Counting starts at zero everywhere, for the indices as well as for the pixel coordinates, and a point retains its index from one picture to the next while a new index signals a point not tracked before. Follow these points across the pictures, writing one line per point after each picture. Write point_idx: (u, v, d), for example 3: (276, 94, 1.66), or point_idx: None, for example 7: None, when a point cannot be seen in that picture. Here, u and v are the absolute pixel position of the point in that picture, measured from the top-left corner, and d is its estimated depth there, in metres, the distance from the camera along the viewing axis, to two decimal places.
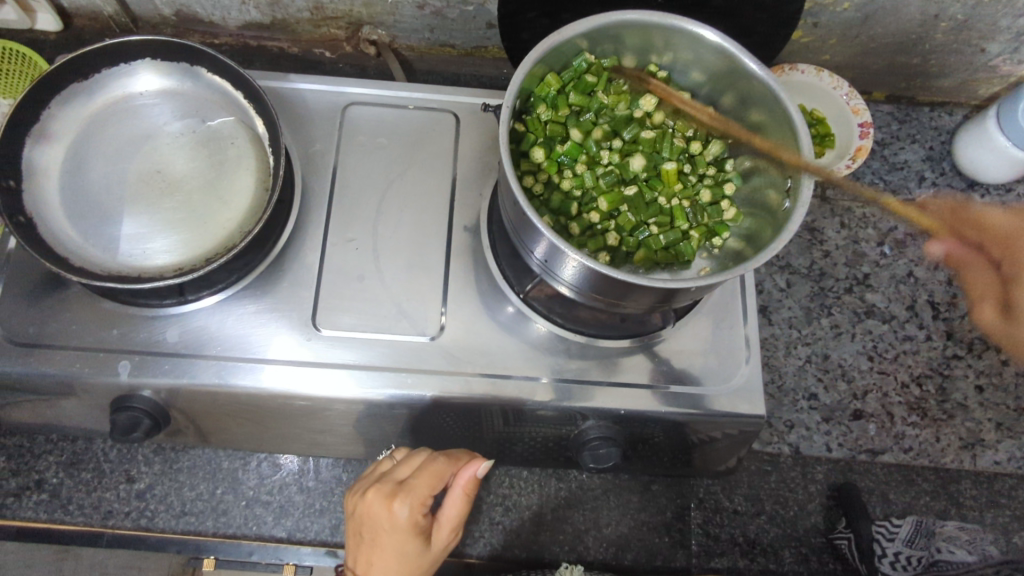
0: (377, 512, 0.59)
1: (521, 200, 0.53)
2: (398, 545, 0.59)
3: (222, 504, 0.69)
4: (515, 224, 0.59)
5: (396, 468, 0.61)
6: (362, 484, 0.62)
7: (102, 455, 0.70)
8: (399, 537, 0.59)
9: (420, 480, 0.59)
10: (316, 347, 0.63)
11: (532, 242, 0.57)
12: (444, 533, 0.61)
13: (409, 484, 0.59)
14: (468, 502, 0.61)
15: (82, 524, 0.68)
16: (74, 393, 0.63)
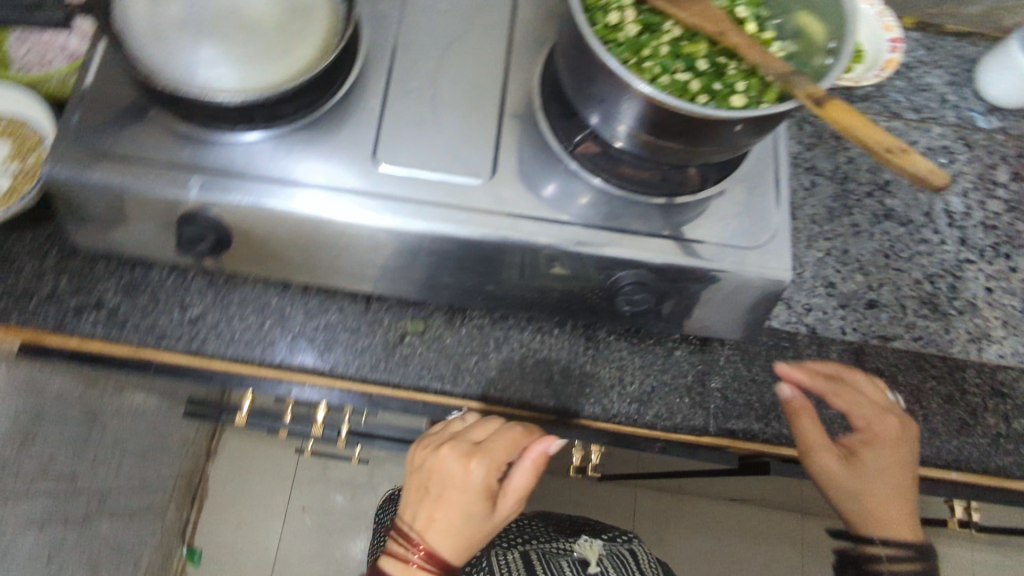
0: (455, 468, 0.67)
1: (586, 32, 0.58)
2: (467, 505, 0.66)
3: (271, 336, 0.73)
4: (576, 70, 0.64)
5: (468, 428, 0.70)
6: (435, 440, 0.71)
7: (159, 284, 0.74)
8: (470, 496, 0.66)
9: (497, 442, 0.68)
10: (374, 179, 0.66)
11: (593, 82, 0.62)
12: (507, 503, 0.69)
13: (485, 445, 0.68)
14: (534, 475, 0.69)
15: (139, 345, 0.72)
16: (146, 209, 0.67)
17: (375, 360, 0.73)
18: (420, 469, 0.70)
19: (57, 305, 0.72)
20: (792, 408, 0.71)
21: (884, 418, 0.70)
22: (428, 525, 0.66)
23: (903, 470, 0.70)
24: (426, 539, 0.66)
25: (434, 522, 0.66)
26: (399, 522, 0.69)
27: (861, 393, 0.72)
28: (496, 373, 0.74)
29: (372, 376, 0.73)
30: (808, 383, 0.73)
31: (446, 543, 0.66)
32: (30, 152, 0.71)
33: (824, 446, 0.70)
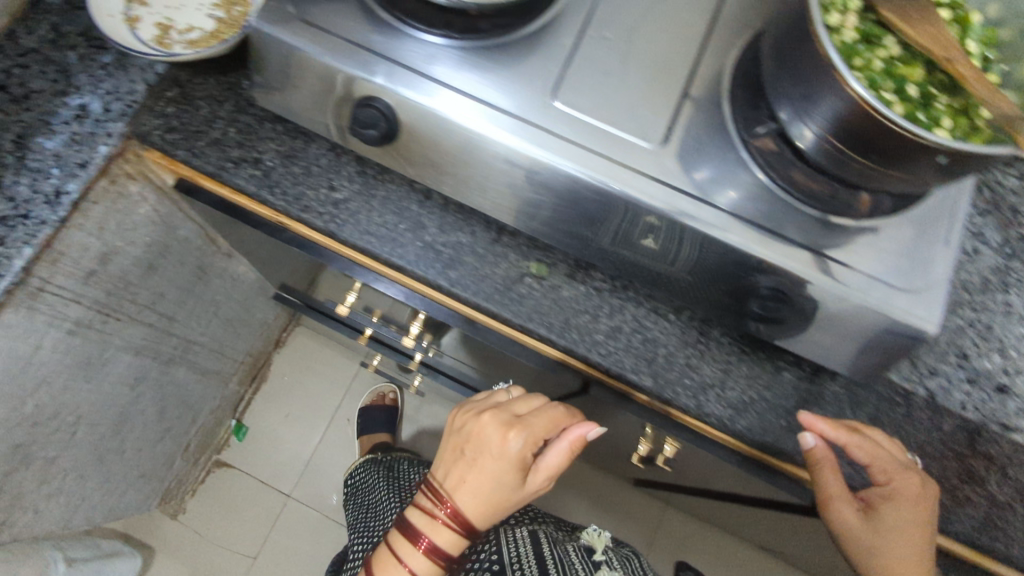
0: (493, 436, 0.68)
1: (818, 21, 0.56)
2: (500, 471, 0.68)
3: (401, 239, 0.74)
4: (786, 61, 0.62)
5: (509, 403, 0.72)
6: (477, 409, 0.73)
7: (314, 160, 0.76)
8: (504, 463, 0.67)
9: (538, 420, 0.70)
10: (550, 114, 0.66)
11: (803, 77, 0.60)
12: (540, 478, 0.70)
13: (527, 420, 0.69)
14: (568, 455, 0.71)
15: (282, 210, 0.75)
16: (326, 82, 0.68)
17: (491, 291, 0.74)
18: (457, 432, 0.72)
19: (219, 150, 0.75)
20: (808, 454, 0.68)
21: (906, 477, 0.67)
22: (459, 484, 0.69)
23: (920, 534, 0.67)
24: (453, 498, 0.69)
25: (465, 483, 0.69)
26: (436, 474, 0.73)
27: (881, 446, 0.68)
28: (603, 339, 0.74)
29: (484, 306, 0.73)
30: (830, 434, 0.68)
31: (468, 503, 0.69)
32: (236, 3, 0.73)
33: (841, 499, 0.68)
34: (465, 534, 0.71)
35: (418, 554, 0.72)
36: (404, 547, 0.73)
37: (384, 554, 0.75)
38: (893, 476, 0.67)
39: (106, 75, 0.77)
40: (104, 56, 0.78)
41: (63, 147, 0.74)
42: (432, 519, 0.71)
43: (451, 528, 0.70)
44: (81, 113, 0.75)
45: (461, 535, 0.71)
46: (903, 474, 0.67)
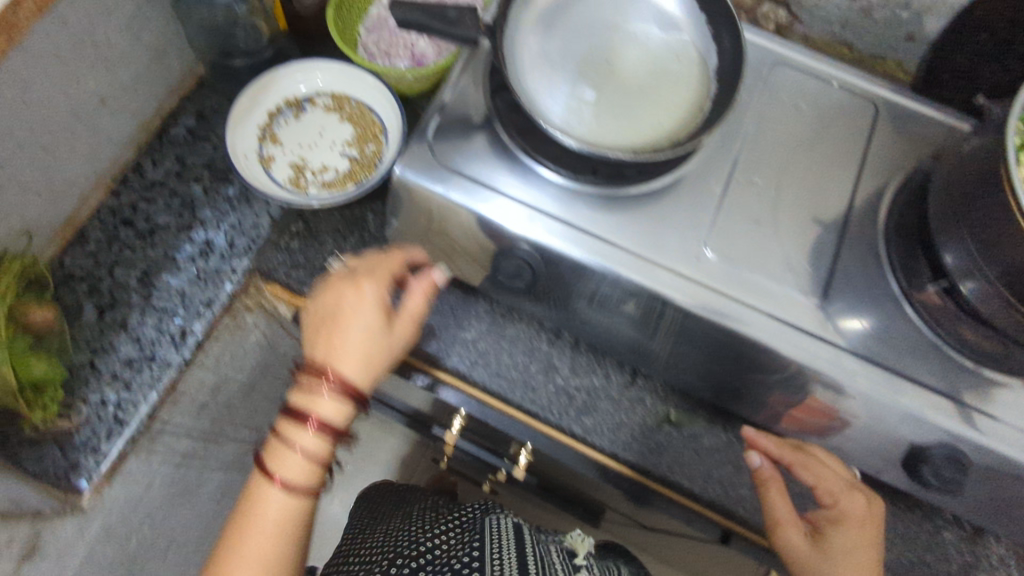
0: (348, 295, 0.63)
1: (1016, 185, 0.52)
2: (365, 318, 0.62)
3: (536, 383, 0.73)
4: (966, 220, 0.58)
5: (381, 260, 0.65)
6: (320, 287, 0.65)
7: (445, 297, 0.75)
8: (367, 308, 0.62)
9: (376, 267, 0.65)
10: (704, 267, 0.64)
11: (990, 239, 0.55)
12: (407, 325, 0.65)
13: (369, 268, 0.65)
14: (426, 301, 0.65)
15: (409, 348, 0.74)
16: (468, 230, 0.66)
17: (629, 439, 0.72)
18: (313, 310, 0.64)
19: None
20: (759, 475, 0.66)
21: (853, 496, 0.65)
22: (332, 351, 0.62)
23: (871, 560, 0.63)
24: (331, 365, 0.62)
25: (335, 344, 0.62)
26: (313, 363, 0.63)
27: (826, 466, 0.66)
28: (746, 492, 0.71)
29: (622, 455, 0.71)
30: (774, 451, 0.66)
31: (357, 370, 0.62)
32: (370, 141, 0.73)
33: (794, 525, 0.64)
34: (343, 424, 0.63)
35: (313, 424, 0.60)
36: (290, 425, 0.61)
37: (271, 452, 0.61)
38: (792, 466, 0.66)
39: (231, 208, 0.76)
40: (228, 187, 0.77)
41: (189, 285, 0.73)
42: (316, 385, 0.61)
43: (333, 397, 0.61)
44: (207, 249, 0.74)
45: (353, 408, 0.63)
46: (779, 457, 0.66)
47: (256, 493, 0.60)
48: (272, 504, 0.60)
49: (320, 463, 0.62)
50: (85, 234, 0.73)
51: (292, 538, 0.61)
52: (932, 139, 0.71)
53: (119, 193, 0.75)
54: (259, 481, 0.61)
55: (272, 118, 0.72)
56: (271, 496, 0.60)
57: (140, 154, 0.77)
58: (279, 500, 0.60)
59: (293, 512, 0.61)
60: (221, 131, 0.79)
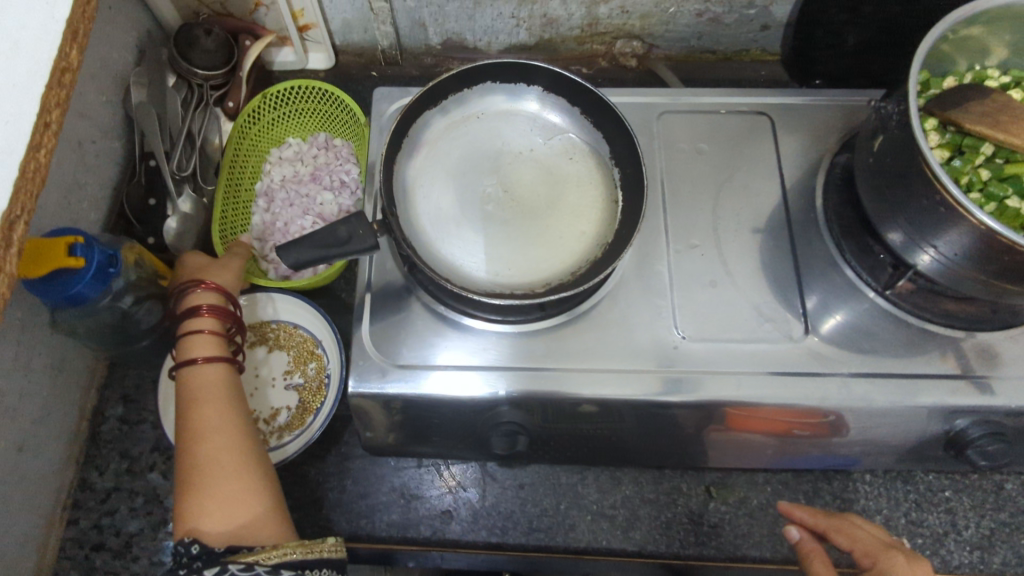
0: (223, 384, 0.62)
1: (941, 176, 0.51)
2: (220, 394, 0.62)
3: (569, 519, 0.69)
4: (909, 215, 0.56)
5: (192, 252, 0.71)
6: (202, 378, 0.62)
7: (444, 475, 0.71)
8: (224, 388, 0.62)
9: (214, 339, 0.64)
10: (686, 353, 0.61)
11: (935, 228, 0.54)
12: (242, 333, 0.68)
13: (207, 345, 0.63)
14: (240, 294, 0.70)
15: (432, 542, 0.69)
16: (444, 413, 0.63)
17: (683, 535, 0.69)
18: (203, 405, 0.60)
19: (347, 511, 0.70)
20: (800, 547, 0.61)
21: (894, 555, 0.58)
22: (220, 440, 0.59)
23: None
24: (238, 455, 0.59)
25: (226, 430, 0.59)
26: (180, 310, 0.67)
27: (866, 532, 0.62)
28: None
29: (684, 553, 0.68)
30: (811, 524, 0.64)
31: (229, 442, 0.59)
32: (308, 360, 0.70)
33: None
34: (226, 320, 0.66)
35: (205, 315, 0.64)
36: (200, 446, 0.58)
37: (184, 410, 0.60)
38: (831, 530, 0.62)
39: None
40: None
41: None
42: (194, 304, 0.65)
43: (211, 293, 0.66)
44: None
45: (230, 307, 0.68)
46: (819, 525, 0.63)
47: (188, 424, 0.59)
48: (204, 381, 0.62)
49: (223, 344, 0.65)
50: None
51: (251, 454, 0.59)
52: (837, 125, 0.71)
53: (77, 519, 0.70)
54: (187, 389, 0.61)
55: None
56: (201, 376, 0.62)
57: (81, 467, 0.72)
58: (210, 429, 0.59)
59: (241, 464, 0.58)
60: (152, 405, 0.74)
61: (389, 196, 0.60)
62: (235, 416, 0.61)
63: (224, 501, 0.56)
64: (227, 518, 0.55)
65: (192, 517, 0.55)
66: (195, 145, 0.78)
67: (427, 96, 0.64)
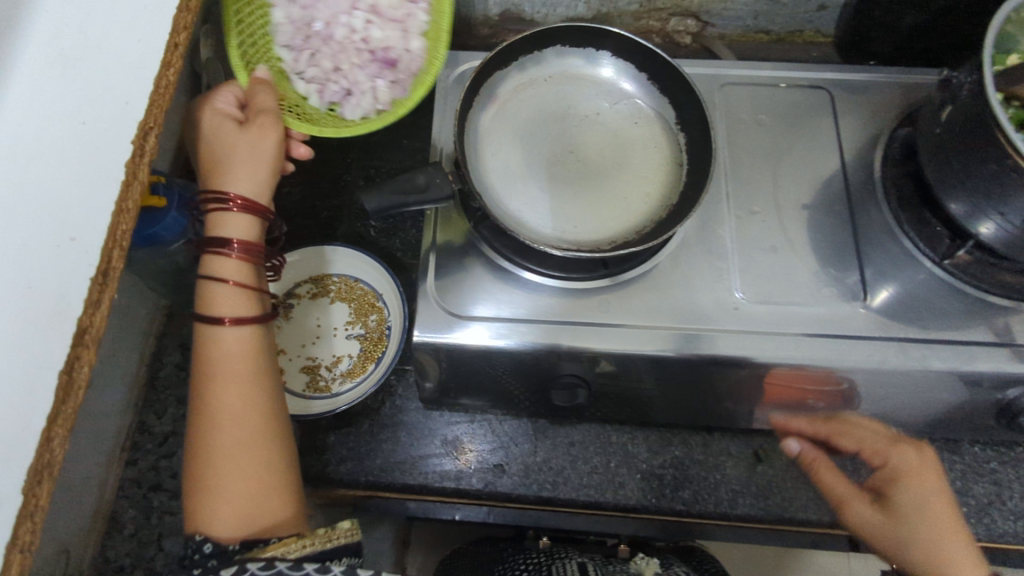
0: (242, 349, 0.55)
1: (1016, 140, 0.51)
2: (239, 362, 0.54)
3: (619, 477, 0.72)
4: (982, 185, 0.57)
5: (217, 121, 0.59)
6: (223, 336, 0.54)
7: (497, 430, 0.73)
8: (247, 350, 0.55)
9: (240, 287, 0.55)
10: (747, 314, 0.62)
11: (1009, 194, 0.55)
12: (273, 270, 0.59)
13: (232, 297, 0.55)
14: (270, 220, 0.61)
15: (484, 494, 0.71)
16: (505, 366, 0.64)
17: (730, 496, 0.71)
18: (219, 386, 0.53)
19: (402, 461, 0.72)
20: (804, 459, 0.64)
21: (900, 449, 0.62)
22: (236, 431, 0.53)
23: (942, 504, 0.58)
24: (257, 448, 0.53)
25: (245, 418, 0.53)
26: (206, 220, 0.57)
27: (862, 424, 0.65)
28: None
29: (731, 513, 0.70)
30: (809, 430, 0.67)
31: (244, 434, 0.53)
32: (369, 312, 0.71)
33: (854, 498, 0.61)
34: (254, 261, 0.57)
35: (233, 256, 0.55)
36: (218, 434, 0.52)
37: (201, 386, 0.53)
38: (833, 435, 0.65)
39: None
40: None
41: None
42: (224, 237, 0.56)
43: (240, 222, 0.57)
44: None
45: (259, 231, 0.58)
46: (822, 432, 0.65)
47: (205, 403, 0.53)
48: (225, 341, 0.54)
49: (252, 289, 0.56)
50: (117, 517, 0.68)
51: (271, 443, 0.54)
52: (895, 103, 0.73)
53: (135, 460, 0.70)
54: (206, 355, 0.54)
55: None
56: (224, 339, 0.54)
57: (139, 410, 0.72)
58: (230, 414, 0.53)
59: (263, 453, 0.53)
60: None
61: (461, 144, 0.61)
62: (256, 397, 0.54)
63: (242, 500, 0.51)
64: (244, 519, 0.51)
65: (205, 518, 0.51)
66: None
67: (502, 55, 0.65)
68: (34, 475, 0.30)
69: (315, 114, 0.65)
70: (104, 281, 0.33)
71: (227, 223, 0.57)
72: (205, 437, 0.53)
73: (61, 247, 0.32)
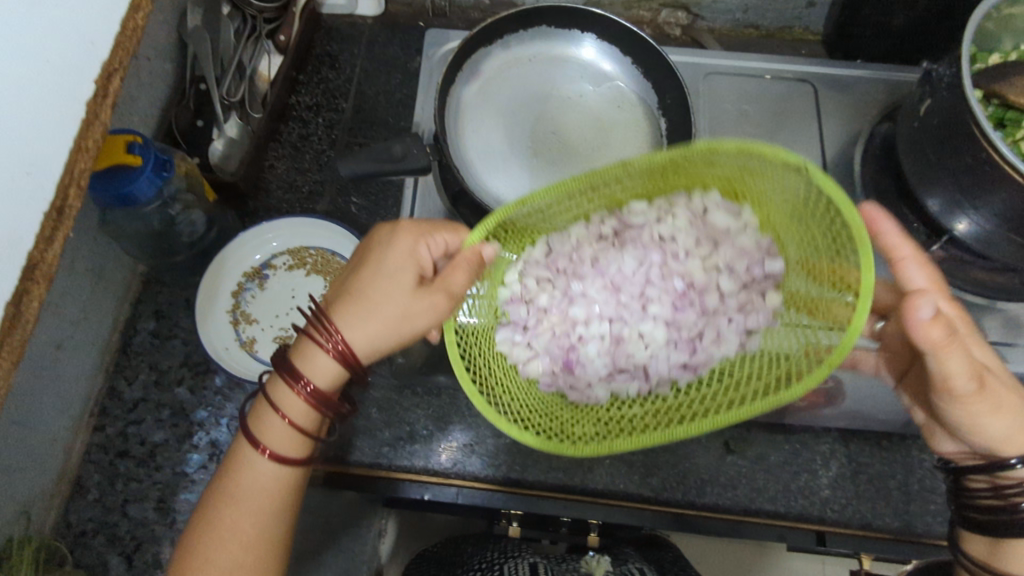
0: (277, 463, 0.48)
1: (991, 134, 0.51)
2: (268, 482, 0.48)
3: (589, 462, 0.72)
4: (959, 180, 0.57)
5: (402, 235, 0.51)
6: (262, 459, 0.48)
7: (468, 410, 0.73)
8: (280, 478, 0.49)
9: (308, 411, 0.49)
10: None
11: (985, 188, 0.54)
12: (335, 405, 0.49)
13: (293, 422, 0.48)
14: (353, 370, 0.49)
15: (452, 474, 0.71)
16: None
17: (698, 485, 0.71)
18: (244, 492, 0.48)
19: (372, 437, 0.72)
20: None
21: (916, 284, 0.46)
22: (212, 559, 0.46)
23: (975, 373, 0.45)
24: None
25: (242, 539, 0.47)
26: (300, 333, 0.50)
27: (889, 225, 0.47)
28: (826, 493, 0.71)
29: (698, 501, 0.71)
30: None
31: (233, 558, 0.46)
32: None
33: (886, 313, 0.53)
34: (327, 404, 0.48)
35: (301, 395, 0.48)
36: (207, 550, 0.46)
37: (208, 505, 0.48)
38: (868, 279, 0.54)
39: (224, 399, 0.71)
40: (213, 379, 0.72)
41: None
42: (296, 371, 0.48)
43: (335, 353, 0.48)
44: (215, 451, 0.69)
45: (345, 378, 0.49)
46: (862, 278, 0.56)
47: (212, 517, 0.47)
48: (257, 476, 0.48)
49: (309, 438, 0.49)
50: (82, 482, 0.68)
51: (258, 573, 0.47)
52: (878, 99, 0.73)
53: (104, 426, 0.70)
54: (230, 469, 0.49)
55: (237, 298, 0.69)
56: (255, 468, 0.48)
57: (110, 376, 0.72)
58: (238, 536, 0.47)
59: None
60: (184, 323, 0.74)
61: (440, 116, 0.61)
62: (269, 540, 0.48)
63: None
64: None
65: None
66: (245, 74, 0.76)
67: (485, 33, 0.66)
68: None
69: (481, 333, 0.56)
70: (57, 220, 0.34)
71: (312, 351, 0.49)
72: (203, 535, 0.47)
73: (18, 181, 0.32)
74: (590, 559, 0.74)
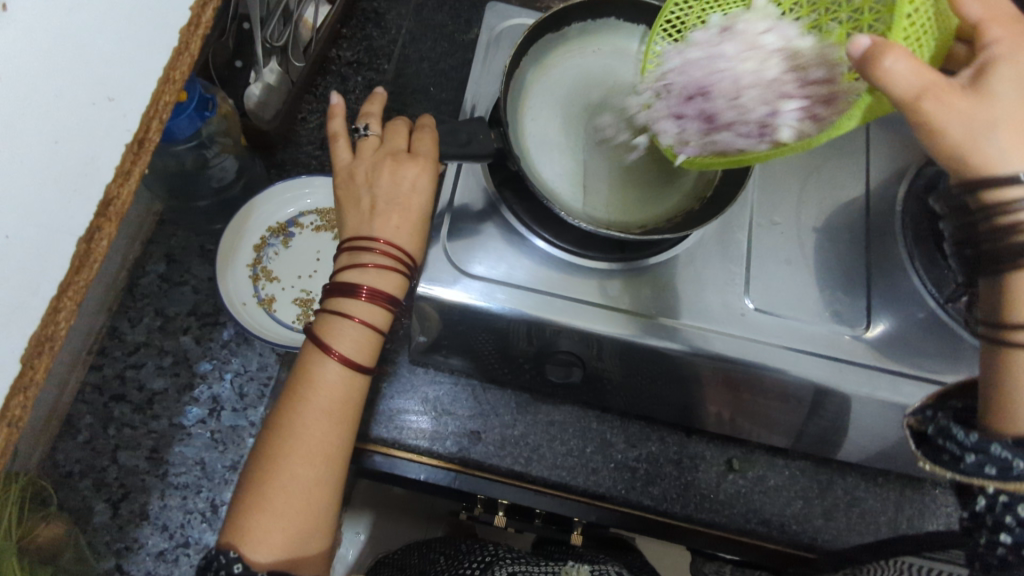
0: (341, 370, 0.50)
1: None
2: (334, 384, 0.49)
3: (593, 463, 0.72)
4: None
5: (389, 131, 0.63)
6: (324, 363, 0.49)
7: (480, 396, 0.73)
8: (347, 379, 0.50)
9: (361, 315, 0.51)
10: (752, 321, 0.60)
11: None
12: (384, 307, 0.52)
13: (349, 327, 0.50)
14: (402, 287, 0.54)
15: (457, 459, 0.70)
16: (499, 331, 0.62)
17: (696, 500, 0.71)
18: (315, 394, 0.49)
19: (377, 412, 0.71)
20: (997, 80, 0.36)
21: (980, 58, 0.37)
22: (295, 455, 0.47)
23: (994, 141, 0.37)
24: (283, 483, 0.46)
25: (316, 438, 0.48)
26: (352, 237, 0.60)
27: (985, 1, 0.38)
28: (818, 523, 0.71)
29: (694, 516, 0.71)
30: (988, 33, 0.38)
31: (307, 463, 0.47)
32: None
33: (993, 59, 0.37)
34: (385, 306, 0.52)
35: (360, 298, 0.50)
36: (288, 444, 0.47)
37: (285, 412, 0.49)
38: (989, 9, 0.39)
39: (231, 353, 0.69)
40: (221, 332, 0.70)
41: (205, 453, 0.66)
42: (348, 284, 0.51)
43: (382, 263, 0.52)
44: (215, 406, 0.67)
45: (396, 279, 0.53)
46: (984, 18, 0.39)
47: (287, 433, 0.48)
48: (326, 379, 0.49)
49: (371, 338, 0.51)
50: (73, 422, 0.65)
51: (333, 471, 0.48)
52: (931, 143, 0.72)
53: (101, 366, 0.67)
54: (301, 384, 0.49)
55: (259, 253, 0.67)
56: (327, 373, 0.49)
57: (113, 315, 0.69)
58: (314, 443, 0.48)
59: (327, 483, 0.48)
60: (196, 270, 0.72)
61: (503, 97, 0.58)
62: (340, 443, 0.49)
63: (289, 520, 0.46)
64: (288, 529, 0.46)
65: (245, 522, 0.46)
66: (290, 18, 0.72)
67: (553, 20, 0.63)
68: (35, 345, 0.28)
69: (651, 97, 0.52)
70: (136, 151, 0.32)
71: (353, 255, 0.52)
72: (280, 439, 0.48)
73: (102, 107, 0.30)
74: (569, 567, 0.64)
